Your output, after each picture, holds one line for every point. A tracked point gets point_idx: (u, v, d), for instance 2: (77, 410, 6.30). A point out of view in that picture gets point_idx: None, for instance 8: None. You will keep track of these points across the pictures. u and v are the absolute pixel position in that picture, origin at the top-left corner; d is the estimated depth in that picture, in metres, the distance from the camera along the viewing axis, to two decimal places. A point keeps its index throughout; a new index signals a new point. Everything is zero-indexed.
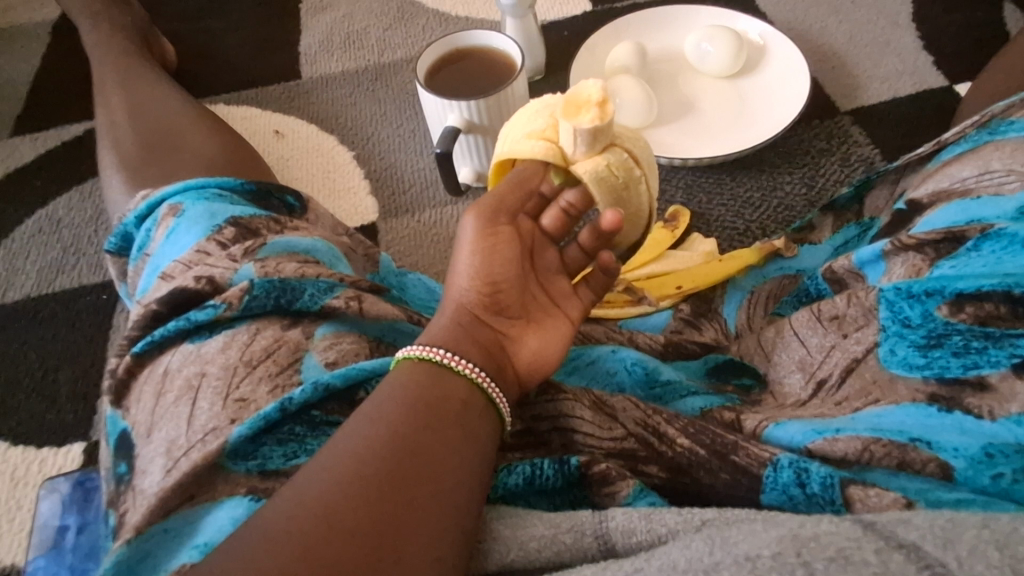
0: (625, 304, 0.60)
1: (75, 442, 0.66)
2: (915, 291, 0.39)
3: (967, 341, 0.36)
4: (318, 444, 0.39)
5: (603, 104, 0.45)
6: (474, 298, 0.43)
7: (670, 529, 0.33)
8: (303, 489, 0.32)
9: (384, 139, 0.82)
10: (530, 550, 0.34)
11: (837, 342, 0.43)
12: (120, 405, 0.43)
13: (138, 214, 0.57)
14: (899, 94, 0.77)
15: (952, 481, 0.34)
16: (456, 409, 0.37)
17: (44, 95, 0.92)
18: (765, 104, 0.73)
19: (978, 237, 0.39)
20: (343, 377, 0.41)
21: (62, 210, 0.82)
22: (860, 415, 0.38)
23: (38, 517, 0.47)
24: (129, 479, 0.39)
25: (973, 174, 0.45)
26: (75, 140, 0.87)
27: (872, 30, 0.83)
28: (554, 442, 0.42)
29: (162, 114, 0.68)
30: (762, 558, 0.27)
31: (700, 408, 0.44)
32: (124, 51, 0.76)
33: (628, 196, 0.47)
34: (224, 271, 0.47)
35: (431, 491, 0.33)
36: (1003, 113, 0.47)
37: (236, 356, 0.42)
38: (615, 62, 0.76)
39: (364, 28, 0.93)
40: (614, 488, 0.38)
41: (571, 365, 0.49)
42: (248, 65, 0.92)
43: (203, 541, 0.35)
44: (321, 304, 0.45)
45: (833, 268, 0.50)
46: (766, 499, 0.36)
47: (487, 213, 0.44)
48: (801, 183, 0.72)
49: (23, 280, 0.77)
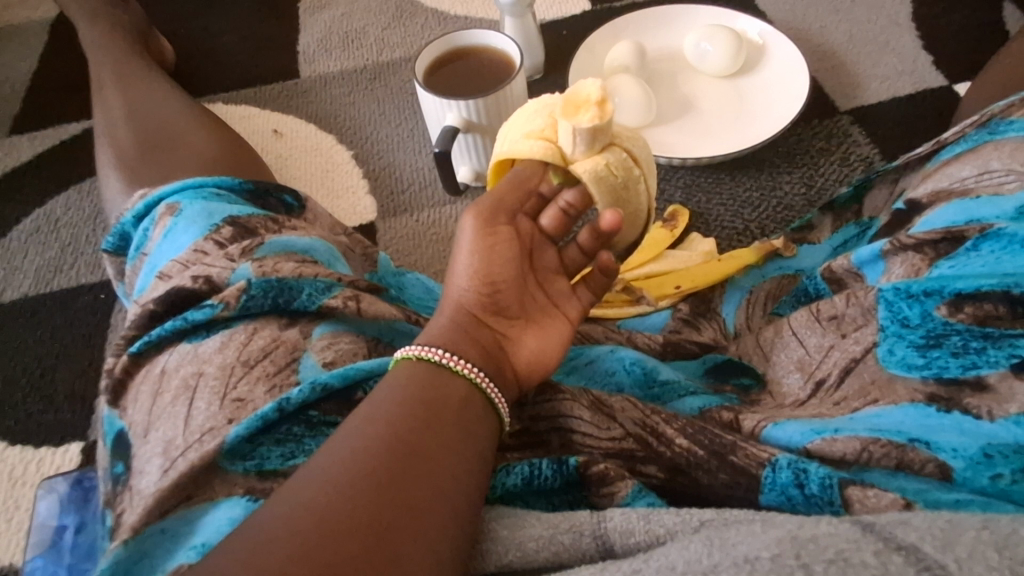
0: (624, 304, 0.60)
1: (73, 442, 0.65)
2: (915, 291, 0.39)
3: (966, 342, 0.36)
4: (315, 444, 0.39)
5: (602, 104, 0.45)
6: (473, 297, 0.43)
7: (669, 530, 0.33)
8: (302, 489, 0.32)
9: (383, 138, 0.82)
10: (528, 551, 0.34)
11: (835, 342, 0.43)
12: (117, 405, 0.43)
13: (135, 213, 0.57)
14: (898, 94, 0.77)
15: (950, 482, 0.34)
16: (454, 409, 0.37)
17: (42, 94, 0.91)
18: (764, 103, 0.73)
19: (978, 237, 0.39)
20: (340, 377, 0.41)
21: (60, 209, 0.81)
22: (858, 415, 0.38)
23: (36, 517, 0.47)
24: (125, 479, 0.39)
25: (972, 173, 0.45)
26: (72, 139, 0.86)
27: (872, 30, 0.83)
28: (552, 442, 0.42)
29: (160, 114, 0.68)
30: (761, 560, 0.27)
31: (698, 408, 0.44)
32: (122, 50, 0.76)
33: (627, 196, 0.47)
34: (222, 271, 0.46)
35: (429, 491, 0.33)
36: (1003, 112, 0.47)
37: (234, 356, 0.41)
38: (615, 61, 0.75)
39: (363, 27, 0.93)
40: (612, 489, 0.38)
41: (570, 365, 0.49)
42: (247, 64, 0.91)
43: (200, 542, 0.35)
44: (319, 304, 0.45)
45: (833, 268, 0.50)
46: (765, 500, 0.36)
47: (486, 214, 0.44)
48: (800, 183, 0.72)
49: (21, 279, 0.76)
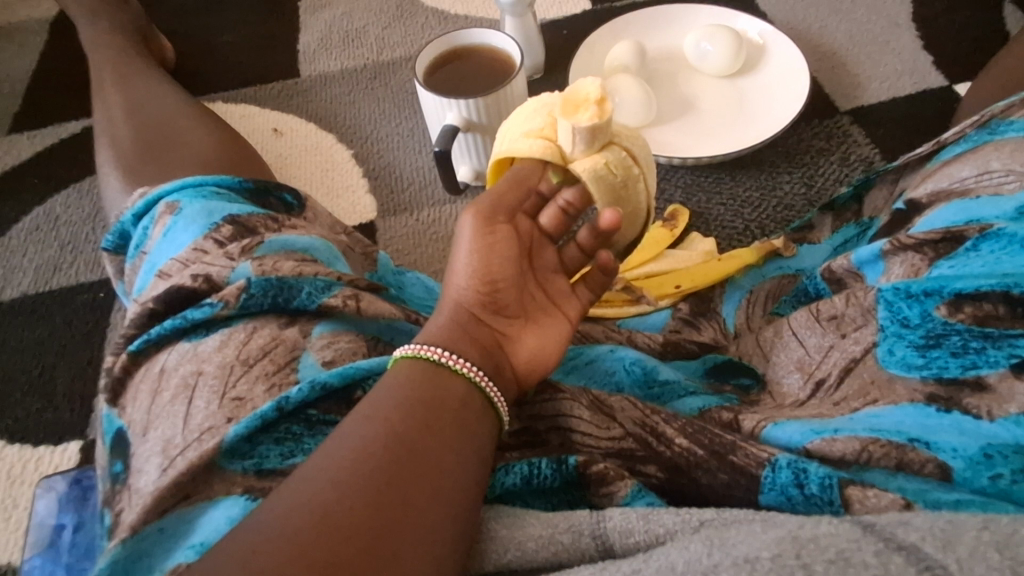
0: (624, 304, 0.60)
1: (71, 441, 0.65)
2: (915, 291, 0.39)
3: (966, 342, 0.36)
4: (314, 443, 0.39)
5: (602, 103, 0.44)
6: (472, 296, 0.43)
7: (668, 530, 0.33)
8: (300, 489, 0.32)
9: (383, 137, 0.82)
10: (527, 550, 0.34)
11: (835, 342, 0.43)
12: (116, 404, 0.43)
13: (134, 211, 0.56)
14: (899, 94, 0.77)
15: (950, 482, 0.34)
16: (453, 408, 0.37)
17: (41, 92, 0.91)
18: (764, 103, 0.73)
19: (978, 237, 0.39)
20: (340, 377, 0.41)
21: (60, 207, 0.81)
22: (858, 415, 0.38)
23: (34, 516, 0.47)
24: (124, 478, 0.39)
25: (972, 174, 0.45)
26: (72, 137, 0.86)
27: (872, 30, 0.83)
28: (551, 442, 0.42)
29: (160, 112, 0.68)
30: (761, 560, 0.27)
31: (698, 408, 0.44)
32: (122, 48, 0.76)
33: (626, 195, 0.47)
34: (222, 270, 0.46)
35: (428, 491, 0.33)
36: (1003, 113, 0.47)
37: (233, 355, 0.41)
38: (615, 61, 0.75)
39: (363, 26, 0.93)
40: (612, 488, 0.38)
41: (569, 364, 0.49)
42: (247, 63, 0.91)
43: (199, 541, 0.35)
44: (318, 303, 0.45)
45: (833, 268, 0.50)
46: (764, 500, 0.36)
47: (485, 212, 0.44)
48: (800, 183, 0.72)
49: (20, 278, 0.76)
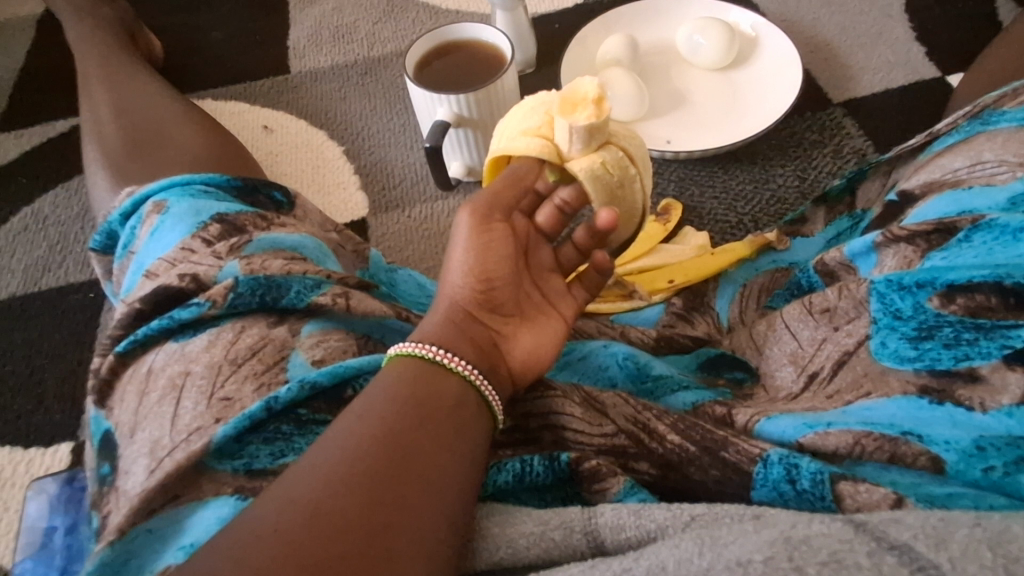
0: (617, 299, 0.59)
1: (63, 442, 0.65)
2: (907, 282, 0.38)
3: (958, 333, 0.36)
4: (305, 443, 0.39)
5: (599, 102, 0.44)
6: (467, 294, 0.42)
7: (659, 525, 0.33)
8: (291, 489, 0.32)
9: (373, 133, 0.81)
10: (519, 547, 0.34)
11: (829, 334, 0.43)
12: (103, 406, 0.43)
13: (122, 211, 0.56)
14: (892, 85, 0.77)
15: (943, 475, 0.34)
16: (449, 406, 0.37)
17: (29, 91, 0.90)
18: (756, 95, 0.73)
19: (970, 228, 0.39)
20: (330, 376, 0.40)
21: (49, 207, 0.81)
22: (851, 408, 0.38)
23: (26, 518, 0.47)
24: (112, 480, 0.39)
25: (964, 165, 0.45)
26: (61, 137, 0.86)
27: (864, 22, 0.83)
28: (545, 439, 0.41)
29: (148, 110, 0.67)
30: (754, 563, 0.27)
31: (691, 403, 0.44)
32: (109, 46, 0.75)
33: (623, 195, 0.46)
34: (209, 269, 0.46)
35: (424, 491, 0.33)
36: (995, 103, 0.47)
37: (221, 354, 0.41)
38: (608, 54, 0.75)
39: (352, 21, 0.92)
40: (603, 485, 0.37)
41: (562, 360, 0.49)
42: (238, 60, 0.91)
43: (189, 542, 0.35)
44: (308, 302, 0.45)
45: (825, 261, 0.50)
46: (756, 496, 0.36)
47: (481, 210, 0.44)
48: (793, 176, 0.72)
49: (9, 278, 0.76)
